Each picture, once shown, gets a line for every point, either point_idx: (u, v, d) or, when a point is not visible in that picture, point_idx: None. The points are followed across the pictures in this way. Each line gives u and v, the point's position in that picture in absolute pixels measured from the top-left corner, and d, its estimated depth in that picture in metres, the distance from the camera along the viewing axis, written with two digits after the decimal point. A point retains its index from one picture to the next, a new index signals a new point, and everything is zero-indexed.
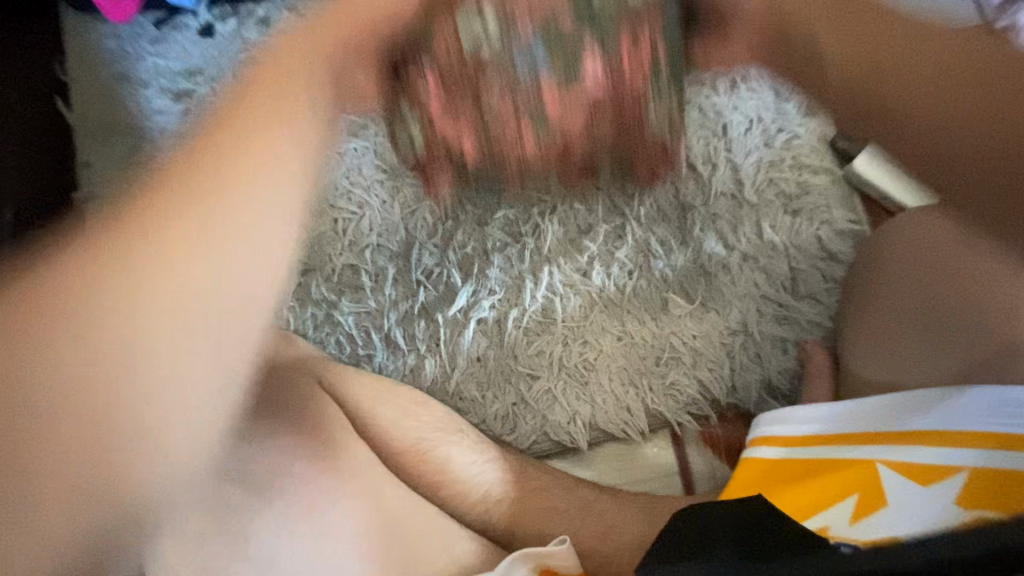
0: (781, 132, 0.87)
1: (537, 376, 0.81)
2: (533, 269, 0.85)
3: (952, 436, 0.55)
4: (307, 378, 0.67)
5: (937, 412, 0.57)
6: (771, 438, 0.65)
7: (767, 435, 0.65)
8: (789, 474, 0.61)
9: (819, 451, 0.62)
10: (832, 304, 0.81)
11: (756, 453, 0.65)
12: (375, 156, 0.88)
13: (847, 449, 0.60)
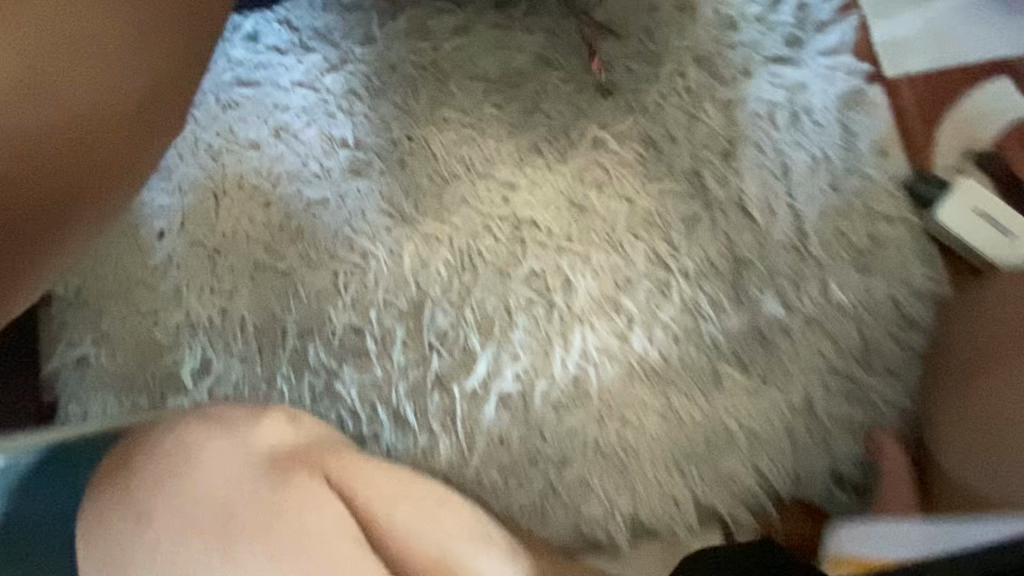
0: (851, 173, 0.74)
1: (568, 461, 0.70)
2: (563, 332, 0.73)
3: None
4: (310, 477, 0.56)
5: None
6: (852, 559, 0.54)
7: (854, 554, 0.54)
8: None
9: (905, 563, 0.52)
10: (912, 380, 0.70)
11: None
12: (380, 199, 0.77)
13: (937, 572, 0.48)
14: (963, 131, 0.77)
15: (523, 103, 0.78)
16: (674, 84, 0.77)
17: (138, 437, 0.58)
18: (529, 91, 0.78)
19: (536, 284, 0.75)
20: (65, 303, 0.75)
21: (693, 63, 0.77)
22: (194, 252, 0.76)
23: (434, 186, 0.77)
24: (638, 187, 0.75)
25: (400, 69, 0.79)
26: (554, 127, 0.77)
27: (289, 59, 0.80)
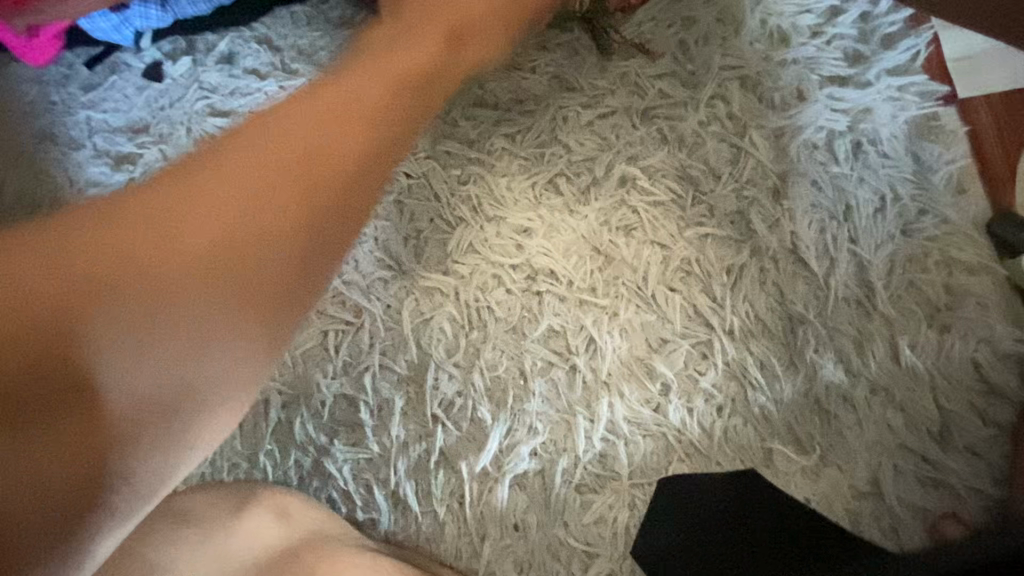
0: (924, 214, 0.64)
1: (595, 554, 0.61)
2: (587, 400, 0.63)
3: None
4: None
5: None
6: None
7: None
8: None
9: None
10: (998, 461, 0.60)
11: None
12: (376, 246, 0.67)
13: None
14: None
15: (537, 135, 0.68)
16: (713, 109, 0.66)
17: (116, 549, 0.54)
18: (545, 120, 0.67)
19: (556, 345, 0.64)
20: None
21: (734, 85, 0.66)
22: None
23: (438, 231, 0.67)
24: (673, 230, 0.65)
25: None
26: (574, 162, 0.67)
27: (270, 85, 0.70)
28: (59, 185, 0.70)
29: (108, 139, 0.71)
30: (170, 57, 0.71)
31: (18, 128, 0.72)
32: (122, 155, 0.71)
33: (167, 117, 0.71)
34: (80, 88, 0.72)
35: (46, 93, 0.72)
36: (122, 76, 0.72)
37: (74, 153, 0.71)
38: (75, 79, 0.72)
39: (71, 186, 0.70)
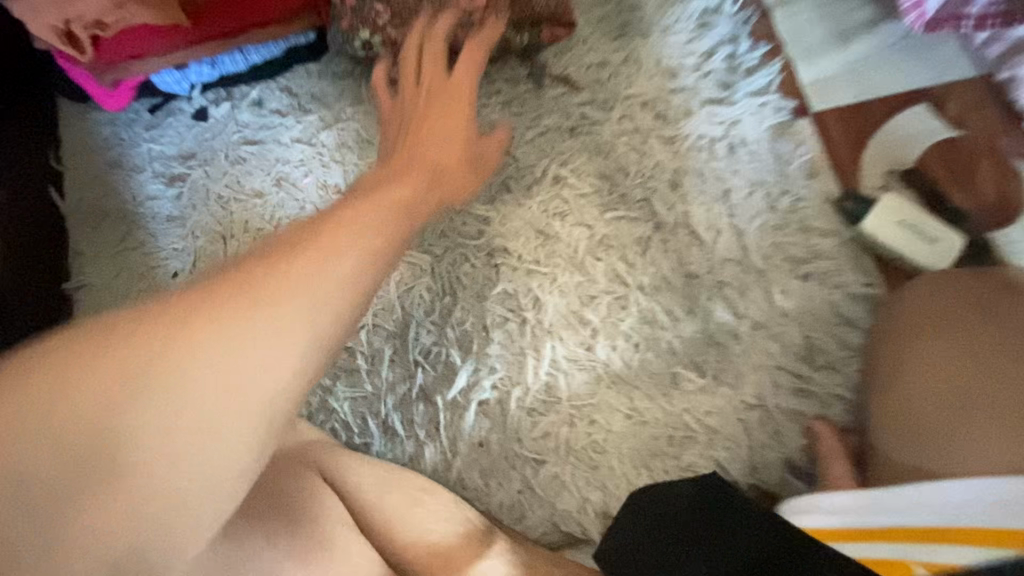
0: (785, 194, 0.84)
1: (544, 462, 0.77)
2: (535, 344, 0.81)
3: (949, 533, 0.55)
4: (309, 470, 0.66)
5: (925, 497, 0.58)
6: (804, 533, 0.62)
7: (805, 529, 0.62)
8: None
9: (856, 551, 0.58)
10: (852, 374, 0.77)
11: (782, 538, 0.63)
12: None
13: (865, 547, 0.59)
14: (886, 152, 0.88)
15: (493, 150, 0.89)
16: (622, 127, 0.88)
17: None
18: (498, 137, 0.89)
19: (510, 304, 0.83)
20: None
21: (637, 110, 0.88)
22: None
23: None
24: (597, 214, 0.85)
25: None
26: (520, 168, 0.88)
27: (290, 120, 0.91)
28: (125, 200, 0.90)
29: (164, 164, 0.90)
30: (214, 103, 0.92)
31: (91, 157, 0.91)
32: (175, 176, 0.90)
33: (210, 146, 0.91)
34: (143, 127, 0.92)
35: (117, 132, 0.91)
36: (177, 118, 0.92)
37: (138, 175, 0.90)
38: (139, 121, 0.92)
39: (134, 200, 0.90)
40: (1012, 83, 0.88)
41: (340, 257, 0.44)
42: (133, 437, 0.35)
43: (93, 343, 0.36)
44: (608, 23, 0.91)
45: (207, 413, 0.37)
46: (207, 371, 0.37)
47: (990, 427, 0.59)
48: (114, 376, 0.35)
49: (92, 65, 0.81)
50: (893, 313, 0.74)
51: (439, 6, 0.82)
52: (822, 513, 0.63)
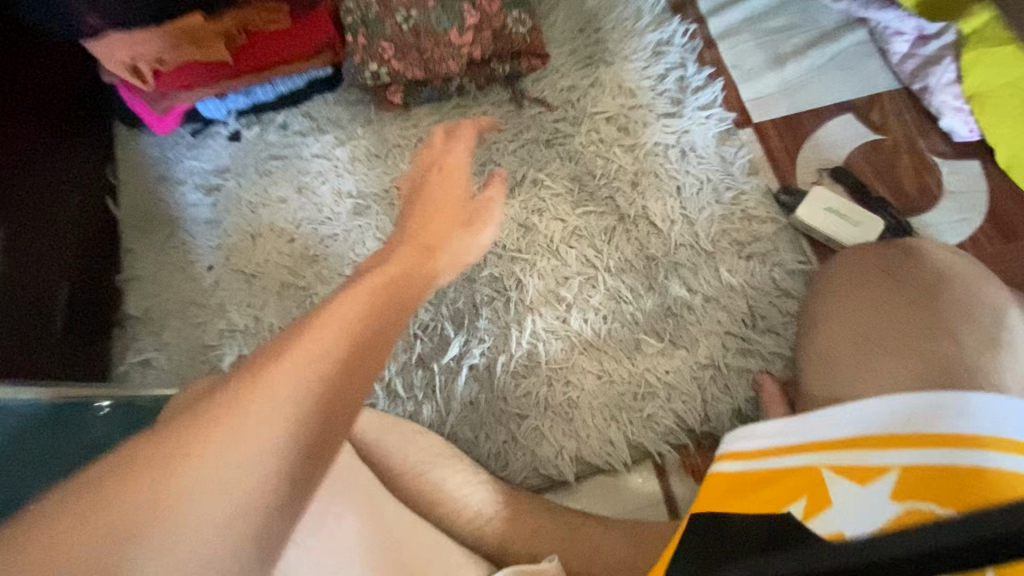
0: (729, 189, 0.99)
1: (526, 416, 0.89)
2: (518, 319, 0.94)
3: (864, 440, 0.67)
4: None
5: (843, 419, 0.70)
6: (737, 453, 0.75)
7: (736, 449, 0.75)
8: (748, 483, 0.71)
9: (773, 462, 0.72)
10: (789, 336, 0.90)
11: (720, 467, 0.75)
12: (376, 231, 1.01)
13: (790, 460, 0.71)
14: (818, 152, 1.03)
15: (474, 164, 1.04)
16: (591, 138, 1.04)
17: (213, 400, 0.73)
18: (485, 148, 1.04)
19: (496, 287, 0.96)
20: (136, 320, 0.98)
21: (603, 124, 1.04)
22: (234, 277, 0.99)
23: None
24: (569, 210, 1.00)
25: (390, 141, 1.06)
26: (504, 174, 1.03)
27: (310, 139, 1.08)
28: (169, 207, 1.05)
29: (203, 177, 1.06)
30: (246, 127, 1.09)
31: (142, 171, 1.07)
32: (211, 186, 1.06)
33: (242, 162, 1.07)
34: (186, 147, 1.09)
35: (164, 152, 1.08)
36: (216, 140, 1.09)
37: (180, 187, 1.06)
38: (183, 143, 1.09)
39: (180, 208, 1.05)
40: (921, 94, 1.03)
41: (348, 352, 0.46)
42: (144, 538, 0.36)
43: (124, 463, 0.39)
44: (578, 53, 1.08)
45: (205, 517, 0.38)
46: (221, 465, 0.39)
47: (891, 360, 0.72)
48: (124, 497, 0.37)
49: (149, 94, 0.98)
50: (817, 282, 0.87)
51: (435, 42, 0.99)
52: (757, 438, 0.74)
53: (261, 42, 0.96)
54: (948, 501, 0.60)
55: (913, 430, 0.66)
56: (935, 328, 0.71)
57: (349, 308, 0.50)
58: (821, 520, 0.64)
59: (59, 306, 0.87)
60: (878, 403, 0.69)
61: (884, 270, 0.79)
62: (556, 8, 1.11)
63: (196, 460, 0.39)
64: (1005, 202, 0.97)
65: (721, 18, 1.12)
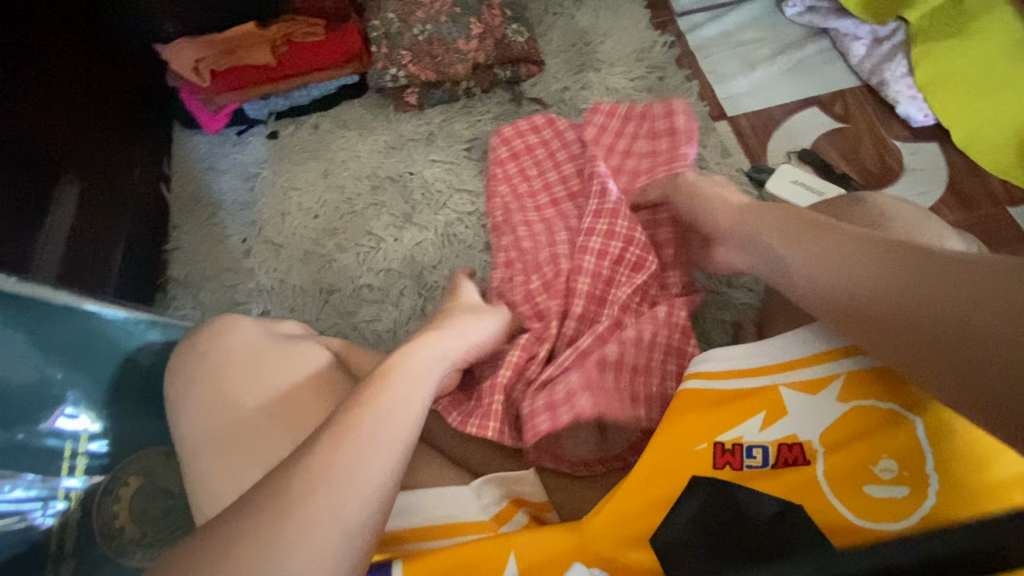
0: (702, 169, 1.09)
1: None
2: None
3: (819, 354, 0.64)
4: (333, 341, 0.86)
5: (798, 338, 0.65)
6: (706, 373, 0.67)
7: (710, 369, 0.67)
8: (710, 400, 0.66)
9: (733, 384, 0.65)
10: (759, 289, 0.99)
11: (687, 388, 0.67)
12: (388, 209, 1.12)
13: (745, 379, 0.66)
14: (786, 138, 1.14)
15: None
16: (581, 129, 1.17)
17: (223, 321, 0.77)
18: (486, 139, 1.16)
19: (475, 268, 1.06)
20: (177, 282, 1.09)
21: None
22: (264, 247, 1.11)
23: (427, 198, 1.13)
24: None
25: (405, 136, 1.19)
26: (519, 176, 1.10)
27: (336, 134, 1.20)
28: (210, 192, 1.17)
29: (243, 168, 1.18)
30: (282, 126, 1.21)
31: (189, 163, 1.20)
32: (249, 174, 1.18)
33: (277, 155, 1.19)
34: (231, 144, 1.21)
35: (211, 147, 1.21)
36: (257, 138, 1.21)
37: (221, 175, 1.18)
38: (228, 141, 1.21)
39: (219, 193, 1.17)
40: (880, 88, 1.14)
41: (414, 405, 0.60)
42: (259, 545, 0.47)
43: (247, 509, 0.49)
44: (571, 62, 1.23)
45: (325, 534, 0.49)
46: (340, 494, 0.51)
47: None
48: (255, 514, 0.49)
49: (205, 91, 1.15)
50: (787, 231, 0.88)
51: (446, 49, 1.16)
52: (728, 360, 0.66)
53: (301, 49, 1.14)
54: (885, 395, 0.60)
55: None
56: None
57: (385, 377, 0.62)
58: (778, 429, 0.62)
59: (114, 264, 1.00)
60: None
61: (839, 204, 0.81)
62: (551, 26, 1.27)
63: (312, 486, 0.51)
64: (962, 175, 1.06)
65: (698, 33, 1.26)
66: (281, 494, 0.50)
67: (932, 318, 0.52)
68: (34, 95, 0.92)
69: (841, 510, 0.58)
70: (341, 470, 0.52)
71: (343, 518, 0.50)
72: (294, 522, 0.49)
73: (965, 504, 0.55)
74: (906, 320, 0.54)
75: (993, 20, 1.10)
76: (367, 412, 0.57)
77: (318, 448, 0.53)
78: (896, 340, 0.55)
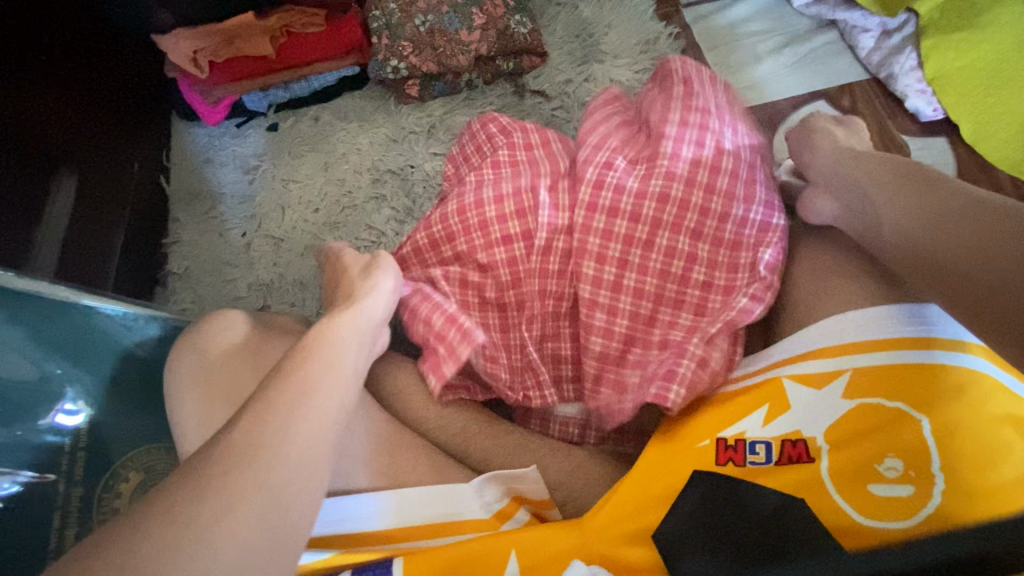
0: None
1: None
2: None
3: (824, 352, 0.63)
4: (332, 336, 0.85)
5: (800, 337, 0.66)
6: None
7: None
8: (712, 400, 0.67)
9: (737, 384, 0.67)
10: None
11: None
12: (389, 203, 1.11)
13: (748, 377, 0.67)
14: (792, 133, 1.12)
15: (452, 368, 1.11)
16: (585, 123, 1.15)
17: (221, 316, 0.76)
18: None
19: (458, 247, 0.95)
20: (176, 276, 1.08)
21: None
22: (264, 240, 1.10)
23: (428, 191, 1.12)
24: None
25: (406, 128, 1.17)
26: None
27: (337, 127, 1.18)
28: (210, 184, 1.16)
29: (243, 160, 1.17)
30: (282, 119, 1.20)
31: (188, 154, 1.18)
32: (248, 167, 1.17)
33: (278, 147, 1.18)
34: (230, 136, 1.19)
35: (210, 139, 1.19)
36: (257, 130, 1.19)
37: (221, 168, 1.17)
38: (227, 133, 1.19)
39: (219, 186, 1.16)
40: (888, 81, 1.12)
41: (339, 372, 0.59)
42: (174, 539, 0.43)
43: (160, 501, 0.45)
44: (574, 54, 1.21)
45: (257, 518, 0.46)
46: (269, 473, 0.49)
47: (846, 282, 0.72)
48: (169, 506, 0.45)
49: (204, 83, 1.14)
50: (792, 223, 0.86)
51: (447, 40, 1.14)
52: None
53: (300, 40, 1.13)
54: (894, 393, 0.59)
55: (873, 335, 0.62)
56: None
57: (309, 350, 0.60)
58: (780, 424, 0.62)
59: (113, 258, 0.99)
60: (857, 313, 0.64)
61: None
62: (555, 18, 1.25)
63: (234, 468, 0.48)
64: (971, 172, 1.05)
65: (703, 25, 1.24)
66: (200, 479, 0.47)
67: (975, 246, 0.57)
68: (30, 85, 0.91)
69: (843, 507, 0.57)
70: (266, 450, 0.49)
71: (275, 498, 0.48)
72: (214, 507, 0.45)
73: (973, 504, 0.53)
74: (954, 240, 0.59)
75: (1002, 14, 1.08)
76: (296, 387, 0.55)
77: (240, 428, 0.51)
78: (939, 261, 0.59)
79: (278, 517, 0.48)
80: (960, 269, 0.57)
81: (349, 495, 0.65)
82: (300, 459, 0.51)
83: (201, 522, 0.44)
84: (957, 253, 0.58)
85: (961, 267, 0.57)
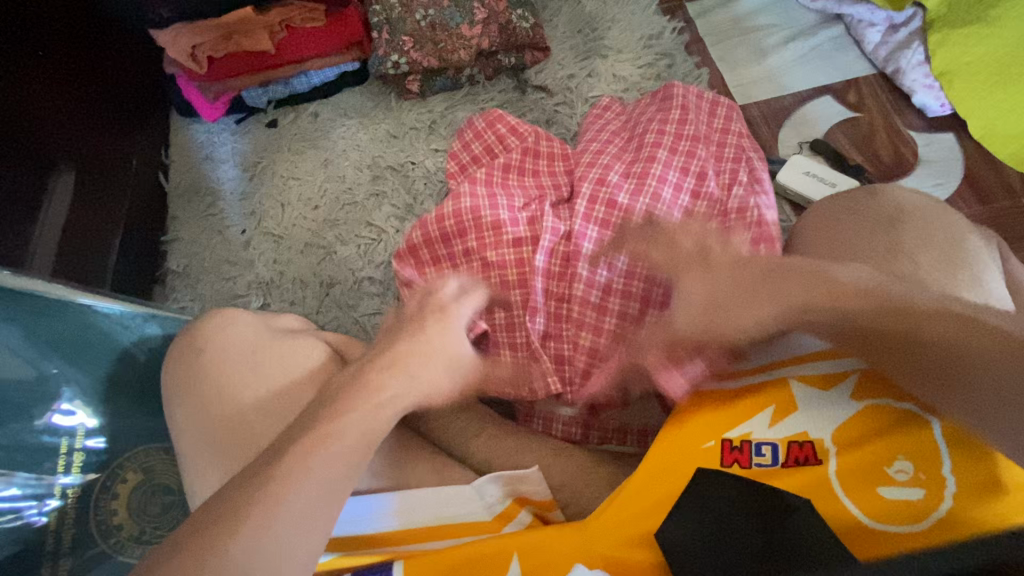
0: None
1: None
2: None
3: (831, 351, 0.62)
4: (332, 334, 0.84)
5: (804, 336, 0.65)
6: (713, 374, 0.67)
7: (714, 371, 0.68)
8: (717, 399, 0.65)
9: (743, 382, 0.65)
10: None
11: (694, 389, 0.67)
12: (390, 201, 1.10)
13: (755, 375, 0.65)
14: (797, 128, 1.10)
15: None
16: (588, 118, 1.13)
17: (218, 315, 0.75)
18: None
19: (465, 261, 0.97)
20: (175, 274, 1.07)
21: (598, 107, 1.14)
22: (263, 239, 1.09)
23: (429, 188, 1.10)
24: None
25: (407, 124, 1.16)
26: None
27: (337, 124, 1.17)
28: (209, 181, 1.15)
29: (242, 157, 1.16)
30: (282, 115, 1.19)
31: (187, 151, 1.17)
32: (247, 164, 1.16)
33: (277, 143, 1.16)
34: (229, 133, 1.18)
35: (209, 136, 1.18)
36: (256, 127, 1.18)
37: (221, 165, 1.16)
38: (226, 129, 1.18)
39: (218, 183, 1.14)
40: (895, 76, 1.11)
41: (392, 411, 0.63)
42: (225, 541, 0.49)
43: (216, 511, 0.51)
44: (576, 48, 1.19)
45: (293, 534, 0.51)
46: (303, 495, 0.53)
47: None
48: (227, 512, 0.50)
49: (201, 78, 1.12)
50: (800, 223, 0.84)
51: (449, 34, 1.12)
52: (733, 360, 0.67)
53: (300, 36, 1.11)
54: (902, 394, 0.58)
55: None
56: (891, 249, 0.70)
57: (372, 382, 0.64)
58: (787, 425, 0.61)
59: (111, 256, 0.98)
60: None
61: (855, 198, 0.78)
62: (557, 12, 1.23)
63: (280, 488, 0.52)
64: (979, 168, 1.03)
65: (708, 19, 1.22)
66: (249, 494, 0.51)
67: (957, 355, 0.52)
68: (25, 82, 0.90)
69: (853, 511, 0.56)
70: (312, 474, 0.54)
71: (316, 519, 0.53)
72: (258, 520, 0.50)
73: (987, 506, 0.52)
74: (931, 358, 0.53)
75: (1010, 9, 1.07)
76: (348, 416, 0.60)
77: (297, 450, 0.55)
78: (926, 374, 0.54)
79: (309, 543, 0.52)
80: (954, 387, 0.53)
81: (352, 496, 0.64)
82: (343, 488, 0.56)
83: (250, 533, 0.49)
84: (942, 362, 0.53)
85: (942, 381, 0.53)
